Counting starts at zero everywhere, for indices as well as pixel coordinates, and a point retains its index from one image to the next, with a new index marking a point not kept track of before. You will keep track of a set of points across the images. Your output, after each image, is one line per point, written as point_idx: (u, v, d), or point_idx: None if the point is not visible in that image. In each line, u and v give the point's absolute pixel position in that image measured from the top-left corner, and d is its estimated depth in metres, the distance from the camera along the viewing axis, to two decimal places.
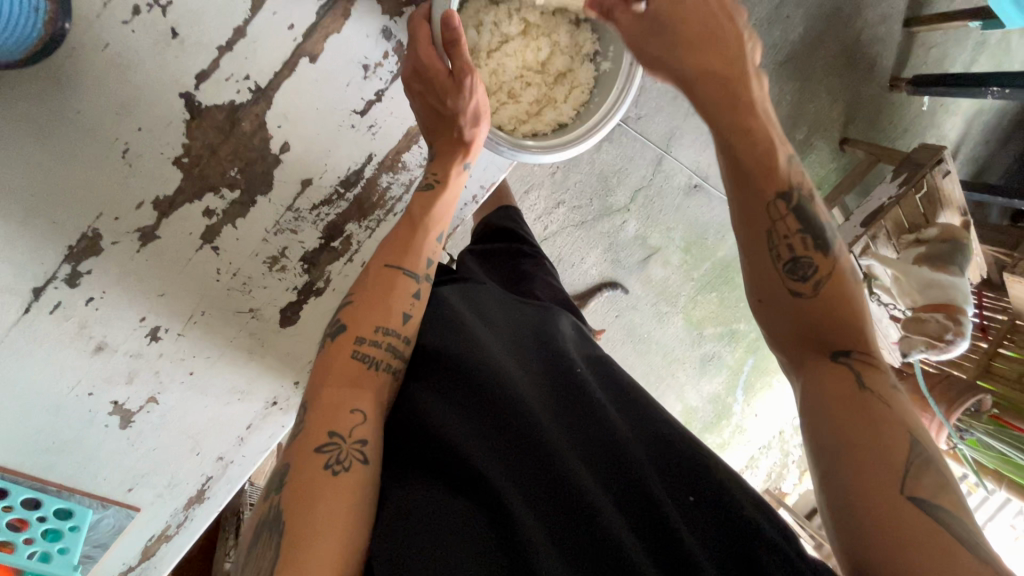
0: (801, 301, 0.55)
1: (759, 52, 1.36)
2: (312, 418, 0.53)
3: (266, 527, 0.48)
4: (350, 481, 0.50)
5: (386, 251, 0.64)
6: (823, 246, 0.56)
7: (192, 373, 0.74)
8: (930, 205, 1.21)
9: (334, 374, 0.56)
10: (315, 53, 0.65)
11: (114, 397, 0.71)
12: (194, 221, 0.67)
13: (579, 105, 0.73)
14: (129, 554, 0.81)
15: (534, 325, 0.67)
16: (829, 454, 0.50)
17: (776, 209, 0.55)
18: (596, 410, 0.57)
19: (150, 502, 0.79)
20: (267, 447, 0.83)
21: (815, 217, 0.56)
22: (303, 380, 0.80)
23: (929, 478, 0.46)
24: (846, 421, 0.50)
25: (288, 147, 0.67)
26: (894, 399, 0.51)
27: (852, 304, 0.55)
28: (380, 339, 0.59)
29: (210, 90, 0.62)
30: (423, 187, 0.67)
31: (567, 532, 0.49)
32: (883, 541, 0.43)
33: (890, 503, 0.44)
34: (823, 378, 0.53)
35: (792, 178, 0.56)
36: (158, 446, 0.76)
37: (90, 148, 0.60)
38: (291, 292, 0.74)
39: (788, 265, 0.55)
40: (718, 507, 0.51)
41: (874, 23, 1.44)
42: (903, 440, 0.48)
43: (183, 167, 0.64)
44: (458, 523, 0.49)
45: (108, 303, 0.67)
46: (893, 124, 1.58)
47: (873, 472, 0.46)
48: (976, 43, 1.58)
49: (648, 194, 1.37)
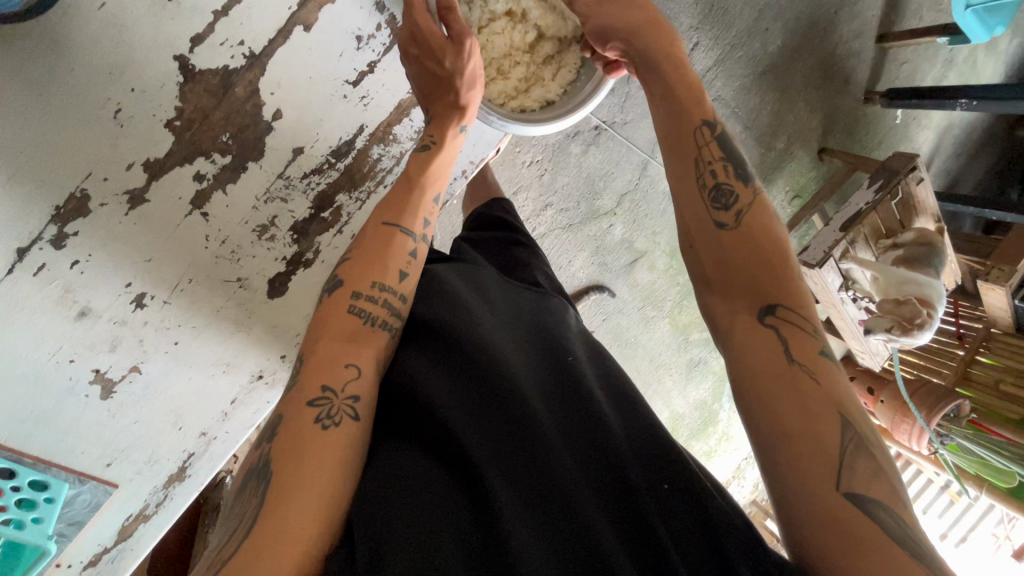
0: (723, 234, 0.57)
1: (740, 63, 1.41)
2: (307, 371, 0.53)
3: (255, 477, 0.48)
4: (337, 438, 0.49)
5: (383, 208, 0.63)
6: (744, 179, 0.60)
7: (177, 343, 0.73)
8: (904, 211, 1.26)
9: (330, 330, 0.55)
10: (309, 23, 0.66)
11: (96, 365, 0.70)
12: (184, 185, 0.67)
13: (566, 83, 0.75)
14: (104, 534, 0.78)
15: (530, 310, 0.66)
16: (761, 440, 0.49)
17: (700, 139, 0.61)
18: (587, 397, 0.56)
19: (130, 479, 0.77)
20: (251, 424, 0.82)
21: (736, 153, 0.61)
22: (289, 356, 0.80)
23: (863, 465, 0.46)
24: (774, 394, 0.49)
25: (281, 114, 0.68)
26: (824, 371, 0.51)
27: (779, 247, 0.57)
28: (376, 295, 0.58)
29: (204, 54, 0.63)
30: (419, 149, 0.66)
31: (543, 517, 0.48)
32: (819, 533, 0.43)
33: (831, 498, 0.44)
34: (748, 336, 0.53)
35: (711, 115, 0.62)
36: (139, 419, 0.75)
37: (81, 108, 0.61)
38: (280, 263, 0.74)
39: (713, 194, 0.59)
40: (695, 506, 0.49)
41: (850, 38, 1.50)
42: (835, 425, 0.47)
43: (175, 130, 0.65)
44: (438, 493, 0.48)
45: (94, 267, 0.66)
46: (868, 135, 1.64)
47: (814, 462, 0.46)
48: (945, 60, 1.66)
49: (633, 198, 1.39)
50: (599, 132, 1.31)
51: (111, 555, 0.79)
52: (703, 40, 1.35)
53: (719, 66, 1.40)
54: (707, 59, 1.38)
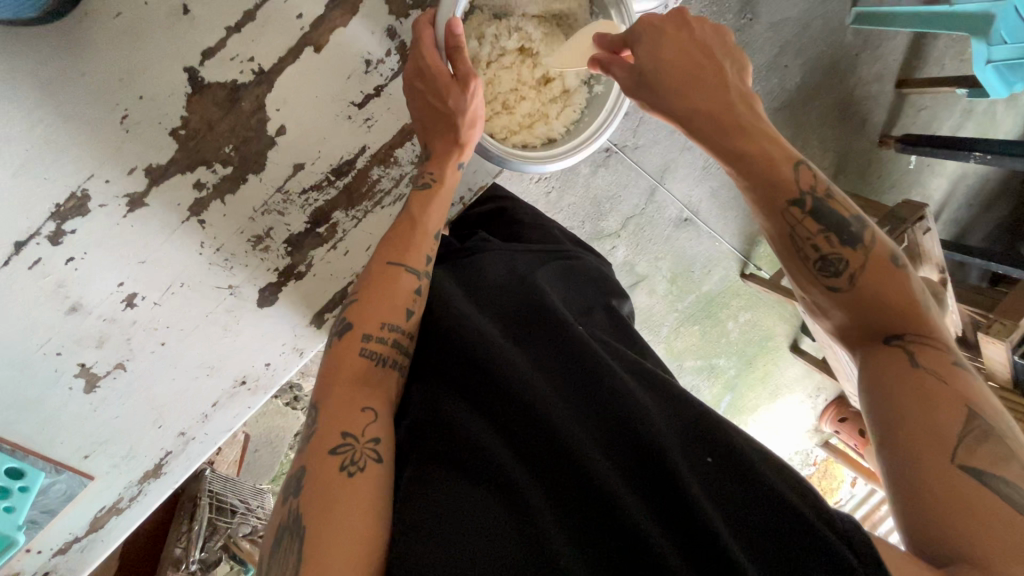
0: (836, 299, 0.57)
1: (757, 97, 1.34)
2: (324, 420, 0.54)
3: (287, 531, 0.48)
4: (366, 481, 0.50)
5: (387, 248, 0.65)
6: (854, 240, 0.57)
7: (164, 343, 0.74)
8: (912, 260, 1.25)
9: (343, 375, 0.57)
10: (319, 43, 0.67)
11: (83, 359, 0.71)
12: (184, 192, 0.68)
13: (570, 123, 0.76)
14: (77, 523, 0.79)
15: (534, 297, 0.66)
16: (883, 428, 0.50)
17: (793, 216, 0.59)
18: (611, 388, 0.56)
19: (106, 472, 0.78)
20: (231, 427, 0.83)
21: (843, 218, 0.58)
22: (274, 363, 0.81)
23: (984, 449, 0.46)
24: (897, 397, 0.50)
25: (284, 130, 0.69)
26: (953, 375, 0.51)
27: (901, 287, 0.56)
28: (386, 334, 0.60)
29: (214, 68, 0.64)
30: (420, 187, 0.68)
31: (584, 523, 0.49)
32: (931, 518, 0.44)
33: (952, 483, 0.44)
34: (872, 358, 0.55)
35: (803, 183, 0.59)
36: (120, 415, 0.76)
37: (89, 111, 0.61)
38: (271, 273, 0.76)
39: (818, 263, 0.58)
40: (746, 483, 0.49)
41: (868, 81, 1.46)
42: (953, 413, 0.48)
43: (179, 139, 0.66)
44: (474, 507, 0.49)
45: (89, 264, 0.67)
46: (881, 179, 1.62)
47: (926, 446, 0.46)
48: (964, 110, 1.65)
49: (638, 222, 1.39)
50: (610, 154, 1.29)
51: (80, 545, 0.80)
52: None
53: None
54: None
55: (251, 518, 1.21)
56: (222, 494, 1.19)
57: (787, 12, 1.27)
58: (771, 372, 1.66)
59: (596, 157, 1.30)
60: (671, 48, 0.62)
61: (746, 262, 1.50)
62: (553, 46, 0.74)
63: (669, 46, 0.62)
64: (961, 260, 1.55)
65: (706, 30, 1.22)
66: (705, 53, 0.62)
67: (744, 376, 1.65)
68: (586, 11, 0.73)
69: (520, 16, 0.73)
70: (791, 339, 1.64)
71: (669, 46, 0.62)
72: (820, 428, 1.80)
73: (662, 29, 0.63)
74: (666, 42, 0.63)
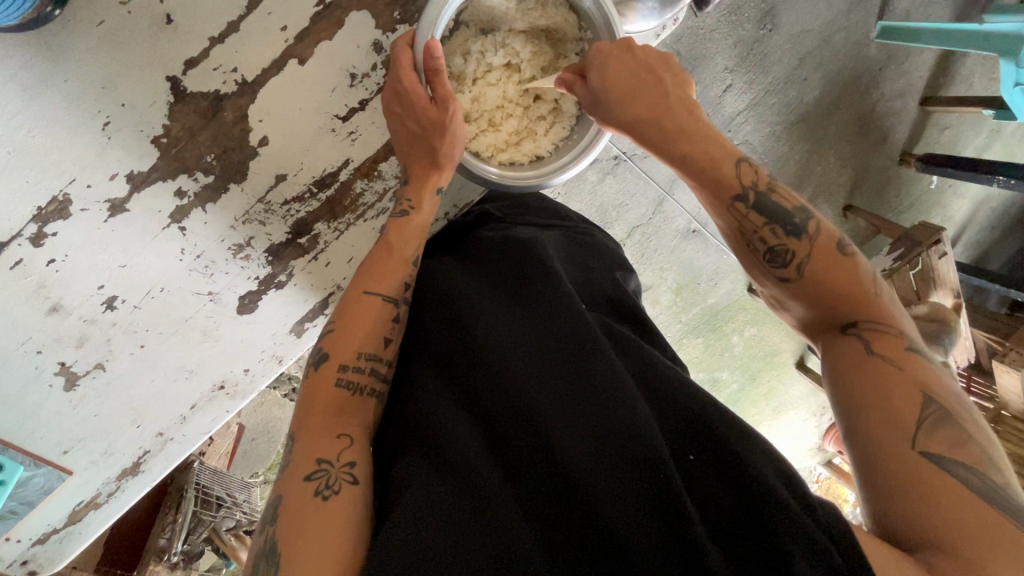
0: (788, 289, 0.57)
1: (773, 109, 1.22)
2: (299, 452, 0.52)
3: (262, 561, 0.46)
4: (342, 501, 0.49)
5: (364, 276, 0.62)
6: (799, 232, 0.56)
7: (143, 345, 0.75)
8: (923, 282, 1.18)
9: (318, 406, 0.55)
10: (304, 56, 0.68)
11: (62, 357, 0.72)
12: (165, 199, 0.68)
13: (558, 140, 0.74)
14: (55, 516, 0.79)
15: (531, 275, 0.64)
16: (847, 413, 0.50)
17: (739, 212, 0.58)
18: (603, 378, 0.53)
19: (84, 467, 0.78)
20: (209, 430, 0.83)
21: (784, 211, 0.57)
22: (254, 369, 0.82)
23: (944, 432, 0.45)
24: (859, 382, 0.50)
25: (267, 141, 0.70)
26: (909, 359, 0.50)
27: (853, 275, 0.55)
28: (363, 364, 0.58)
29: (196, 77, 0.65)
30: (397, 214, 0.66)
31: (559, 524, 0.47)
32: (896, 502, 0.43)
33: (913, 465, 0.43)
34: (832, 348, 0.55)
35: (744, 178, 0.58)
36: (99, 412, 0.76)
37: (71, 117, 0.62)
38: (251, 282, 0.76)
39: (767, 256, 0.57)
40: (728, 475, 0.46)
41: (891, 97, 1.33)
42: (911, 397, 0.47)
43: (161, 147, 0.66)
44: (445, 502, 0.47)
45: (70, 266, 0.68)
46: (899, 198, 1.49)
47: (884, 429, 0.46)
48: (991, 131, 1.51)
49: (644, 232, 1.26)
50: (619, 163, 1.16)
51: (58, 537, 0.80)
52: (737, 82, 1.16)
53: (752, 109, 1.21)
54: (739, 101, 1.19)
55: (236, 512, 1.22)
56: (208, 486, 1.19)
57: (808, 23, 1.15)
58: (776, 389, 1.58)
59: (603, 163, 1.16)
60: (615, 61, 0.62)
61: None
62: (541, 63, 0.73)
63: (617, 66, 0.62)
64: (978, 285, 1.49)
65: (721, 42, 1.10)
66: (646, 64, 0.62)
67: (747, 392, 1.56)
68: (573, 26, 0.70)
69: (507, 31, 0.72)
70: (797, 355, 1.54)
71: (615, 66, 0.62)
72: (822, 447, 1.72)
73: (606, 52, 0.63)
74: (612, 63, 0.62)
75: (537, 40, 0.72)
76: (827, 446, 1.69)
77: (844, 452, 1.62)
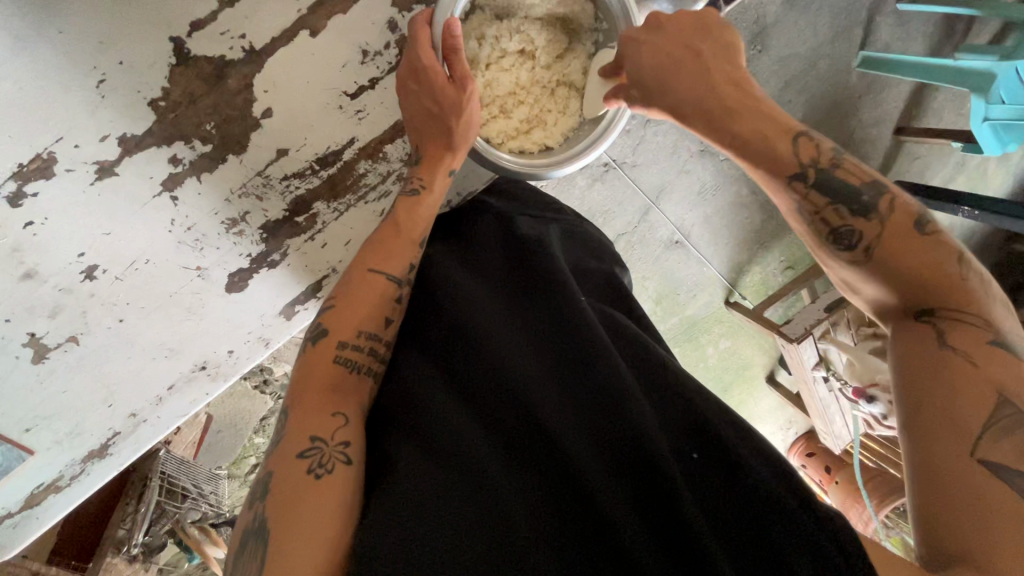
0: (855, 271, 0.52)
1: None
2: (293, 425, 0.50)
3: (252, 537, 0.44)
4: (335, 484, 0.46)
5: (369, 254, 0.61)
6: (867, 209, 0.52)
7: (121, 320, 0.71)
8: None
9: (313, 380, 0.53)
10: (316, 28, 0.66)
11: (33, 328, 0.67)
12: (158, 165, 0.65)
13: (568, 130, 0.75)
14: (9, 498, 0.73)
15: (536, 270, 0.63)
16: (908, 413, 0.44)
17: (796, 190, 0.55)
18: (603, 373, 0.52)
19: (46, 448, 0.73)
20: (184, 413, 0.80)
21: (852, 186, 0.53)
22: (237, 351, 0.80)
23: (1012, 442, 0.39)
24: (923, 379, 0.45)
25: (271, 113, 0.68)
26: (990, 359, 0.44)
27: (932, 255, 0.49)
28: (363, 343, 0.56)
29: (202, 41, 0.62)
30: (407, 193, 0.65)
31: (560, 519, 0.45)
32: (943, 515, 0.39)
33: (966, 473, 0.39)
34: (902, 337, 0.48)
35: (805, 155, 0.55)
36: (67, 390, 0.72)
37: (62, 71, 0.58)
38: (243, 259, 0.74)
39: (833, 238, 0.53)
40: (727, 478, 0.45)
41: (869, 124, 1.37)
42: (981, 400, 0.42)
43: (158, 110, 0.63)
44: (441, 497, 0.45)
45: (50, 230, 0.63)
46: None
47: (946, 433, 0.41)
48: (957, 163, 1.57)
49: (629, 240, 1.26)
50: (608, 170, 1.16)
51: (13, 521, 0.74)
52: None
53: None
54: None
55: (202, 504, 1.16)
56: (174, 477, 1.13)
57: (795, 46, 1.18)
58: (746, 402, 1.60)
59: (593, 169, 1.16)
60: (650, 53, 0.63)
61: (732, 290, 1.40)
62: (554, 51, 0.73)
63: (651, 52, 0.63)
64: None
65: None
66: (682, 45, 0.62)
67: None
68: (589, 15, 0.72)
69: (523, 17, 0.71)
70: (768, 369, 1.57)
71: (649, 52, 0.63)
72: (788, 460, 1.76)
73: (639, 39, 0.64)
74: (646, 48, 0.64)
75: (553, 27, 0.72)
76: (793, 460, 1.73)
77: (807, 465, 1.66)
